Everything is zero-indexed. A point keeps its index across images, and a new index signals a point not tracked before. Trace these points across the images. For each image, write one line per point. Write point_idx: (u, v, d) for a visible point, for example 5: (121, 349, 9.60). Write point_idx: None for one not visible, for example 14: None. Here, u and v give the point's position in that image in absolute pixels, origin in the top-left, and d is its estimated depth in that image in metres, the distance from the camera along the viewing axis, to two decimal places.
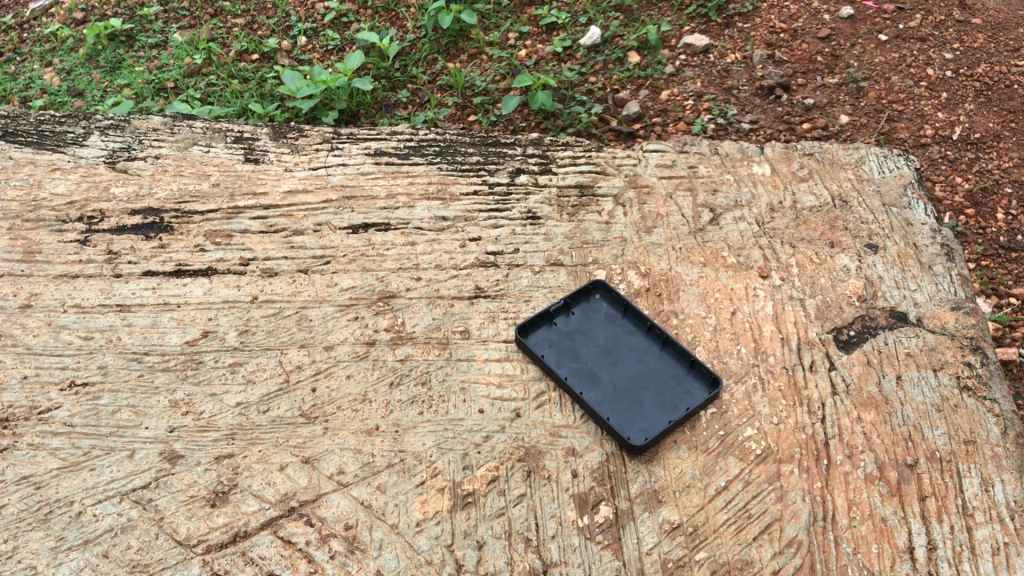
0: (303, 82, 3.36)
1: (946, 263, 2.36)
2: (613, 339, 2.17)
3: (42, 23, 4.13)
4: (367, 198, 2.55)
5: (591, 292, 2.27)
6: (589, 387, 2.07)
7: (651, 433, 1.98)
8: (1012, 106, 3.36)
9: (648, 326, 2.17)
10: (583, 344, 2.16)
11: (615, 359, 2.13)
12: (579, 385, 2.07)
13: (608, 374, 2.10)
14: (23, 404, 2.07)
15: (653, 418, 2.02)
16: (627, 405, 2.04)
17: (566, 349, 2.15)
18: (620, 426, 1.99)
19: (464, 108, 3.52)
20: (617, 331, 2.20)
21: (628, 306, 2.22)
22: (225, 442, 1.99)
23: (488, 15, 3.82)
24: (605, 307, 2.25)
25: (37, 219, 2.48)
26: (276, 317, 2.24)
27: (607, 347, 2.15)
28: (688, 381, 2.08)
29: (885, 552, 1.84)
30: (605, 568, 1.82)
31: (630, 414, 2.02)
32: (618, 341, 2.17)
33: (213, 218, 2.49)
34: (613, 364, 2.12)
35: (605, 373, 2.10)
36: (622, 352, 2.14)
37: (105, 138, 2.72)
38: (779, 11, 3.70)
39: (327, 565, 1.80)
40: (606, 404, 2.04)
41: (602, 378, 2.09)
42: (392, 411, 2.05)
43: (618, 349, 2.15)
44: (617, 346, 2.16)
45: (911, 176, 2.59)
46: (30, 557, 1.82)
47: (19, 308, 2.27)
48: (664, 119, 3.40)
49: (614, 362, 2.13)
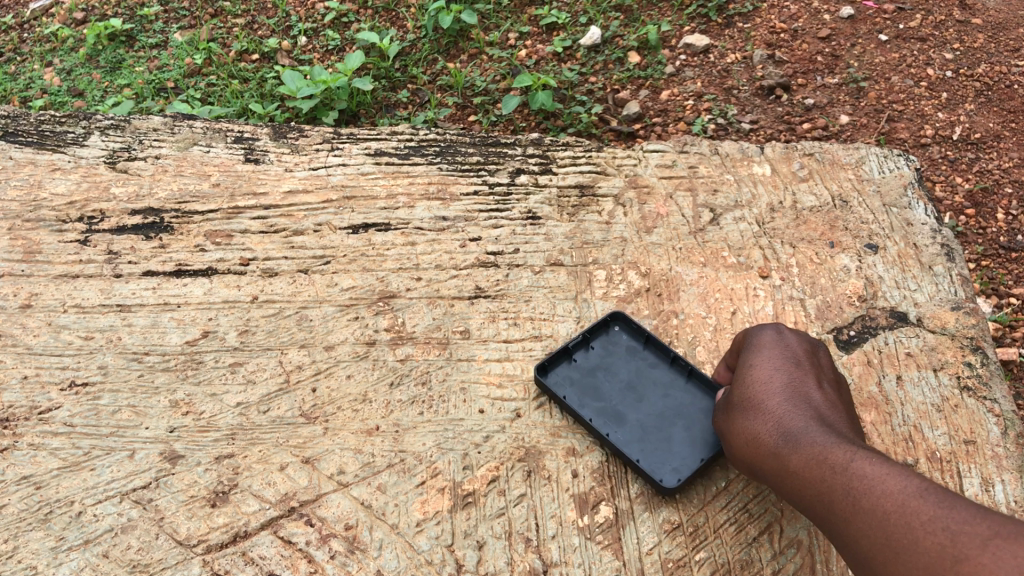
0: (303, 82, 3.37)
1: (946, 263, 2.36)
2: (636, 374, 2.07)
3: (42, 23, 4.13)
4: (367, 198, 2.55)
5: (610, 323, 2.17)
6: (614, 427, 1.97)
7: (683, 473, 1.89)
8: (1012, 106, 3.36)
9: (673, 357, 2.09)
10: (606, 380, 2.06)
11: (640, 395, 2.03)
12: (606, 425, 1.97)
13: (633, 412, 2.00)
14: (23, 404, 2.07)
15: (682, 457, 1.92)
16: (657, 442, 1.94)
17: (588, 386, 2.05)
18: (650, 469, 1.90)
19: (464, 109, 3.52)
20: (640, 362, 2.09)
21: (649, 339, 2.13)
22: (225, 442, 1.99)
23: (489, 15, 3.82)
24: (627, 339, 2.15)
25: (37, 219, 2.47)
26: (277, 317, 2.24)
27: (631, 382, 2.05)
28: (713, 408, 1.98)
29: None
30: (605, 568, 1.82)
31: (660, 454, 1.92)
32: (642, 375, 2.07)
33: (212, 218, 2.49)
34: (638, 401, 2.02)
35: (631, 412, 2.00)
36: (647, 387, 2.04)
37: (105, 138, 2.72)
38: (779, 11, 3.70)
39: (327, 565, 1.80)
40: (634, 445, 1.94)
41: (628, 417, 1.99)
42: (392, 411, 2.05)
43: (641, 383, 2.05)
44: (641, 381, 2.05)
45: (911, 176, 2.60)
46: (30, 557, 1.82)
47: (19, 308, 2.27)
48: (664, 119, 3.39)
49: (639, 398, 2.02)
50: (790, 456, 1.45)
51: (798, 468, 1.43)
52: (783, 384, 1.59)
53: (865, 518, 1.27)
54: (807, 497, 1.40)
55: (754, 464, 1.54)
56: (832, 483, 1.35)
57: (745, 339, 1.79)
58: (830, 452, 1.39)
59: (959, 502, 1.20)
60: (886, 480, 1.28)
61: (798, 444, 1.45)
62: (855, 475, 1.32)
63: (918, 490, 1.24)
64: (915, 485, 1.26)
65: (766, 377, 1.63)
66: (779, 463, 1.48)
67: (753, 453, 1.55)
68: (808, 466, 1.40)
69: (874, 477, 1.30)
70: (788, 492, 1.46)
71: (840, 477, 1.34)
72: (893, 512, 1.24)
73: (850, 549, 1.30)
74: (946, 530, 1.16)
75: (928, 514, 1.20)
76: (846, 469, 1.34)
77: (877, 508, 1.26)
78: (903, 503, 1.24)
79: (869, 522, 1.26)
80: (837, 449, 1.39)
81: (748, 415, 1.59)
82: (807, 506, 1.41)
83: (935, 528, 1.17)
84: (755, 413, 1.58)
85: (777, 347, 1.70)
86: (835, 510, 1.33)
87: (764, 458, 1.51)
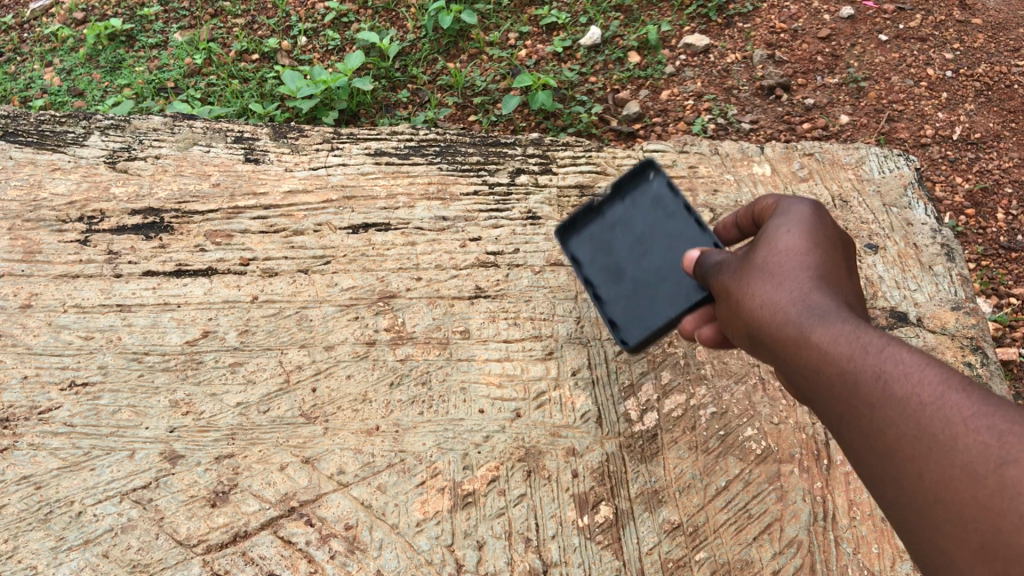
0: (303, 82, 3.38)
1: (946, 263, 2.37)
2: (653, 225, 1.87)
3: (42, 22, 4.13)
4: (367, 198, 2.54)
5: (642, 172, 1.90)
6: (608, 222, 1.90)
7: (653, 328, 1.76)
8: (1012, 106, 3.36)
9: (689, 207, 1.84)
10: (617, 231, 1.90)
11: (648, 247, 1.85)
12: (598, 277, 1.86)
13: (633, 267, 1.85)
14: (23, 404, 2.07)
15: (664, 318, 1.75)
16: (649, 304, 1.79)
17: (600, 223, 1.92)
18: (621, 325, 1.80)
19: (464, 108, 3.52)
20: (658, 215, 1.88)
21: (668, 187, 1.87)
22: (225, 442, 1.99)
23: (489, 15, 3.82)
24: (648, 188, 1.91)
25: (37, 219, 2.47)
26: (276, 317, 2.24)
27: (645, 233, 1.87)
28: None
29: (885, 552, 1.84)
30: (605, 568, 1.83)
31: (642, 310, 1.79)
32: (658, 225, 1.86)
33: (212, 218, 2.49)
34: (644, 253, 1.85)
35: (631, 265, 1.85)
36: (658, 238, 1.85)
37: (105, 138, 2.72)
38: (779, 11, 3.70)
39: (327, 565, 1.80)
40: (618, 303, 1.82)
41: (626, 272, 1.85)
42: (392, 411, 2.05)
43: (651, 240, 1.86)
44: (655, 232, 1.86)
45: (910, 176, 2.60)
46: (30, 557, 1.82)
47: (19, 308, 2.27)
48: (664, 119, 3.40)
49: (646, 249, 1.85)
50: (811, 330, 1.25)
51: (819, 344, 1.23)
52: (815, 260, 1.38)
53: (892, 405, 1.09)
54: (824, 376, 1.21)
55: (761, 333, 1.35)
56: (861, 364, 1.16)
57: (775, 208, 1.57)
58: (864, 334, 1.20)
59: (1006, 403, 1.03)
60: (925, 368, 1.10)
61: (827, 318, 1.26)
62: (891, 359, 1.13)
63: (961, 383, 1.06)
64: (958, 378, 1.07)
65: (796, 247, 1.41)
66: (794, 336, 1.28)
67: (765, 319, 1.35)
68: (834, 341, 1.21)
69: (913, 364, 1.11)
70: (797, 369, 1.27)
71: (872, 359, 1.15)
72: (930, 404, 1.05)
73: (864, 438, 1.12)
74: (992, 430, 0.98)
75: (970, 410, 1.02)
76: (882, 352, 1.15)
77: (911, 398, 1.08)
78: (942, 395, 1.05)
79: (898, 409, 1.08)
80: (872, 332, 1.20)
81: (768, 282, 1.37)
82: (818, 386, 1.22)
83: (978, 425, 1.00)
84: (777, 281, 1.37)
85: (814, 219, 1.49)
86: (857, 393, 1.15)
87: (777, 329, 1.31)
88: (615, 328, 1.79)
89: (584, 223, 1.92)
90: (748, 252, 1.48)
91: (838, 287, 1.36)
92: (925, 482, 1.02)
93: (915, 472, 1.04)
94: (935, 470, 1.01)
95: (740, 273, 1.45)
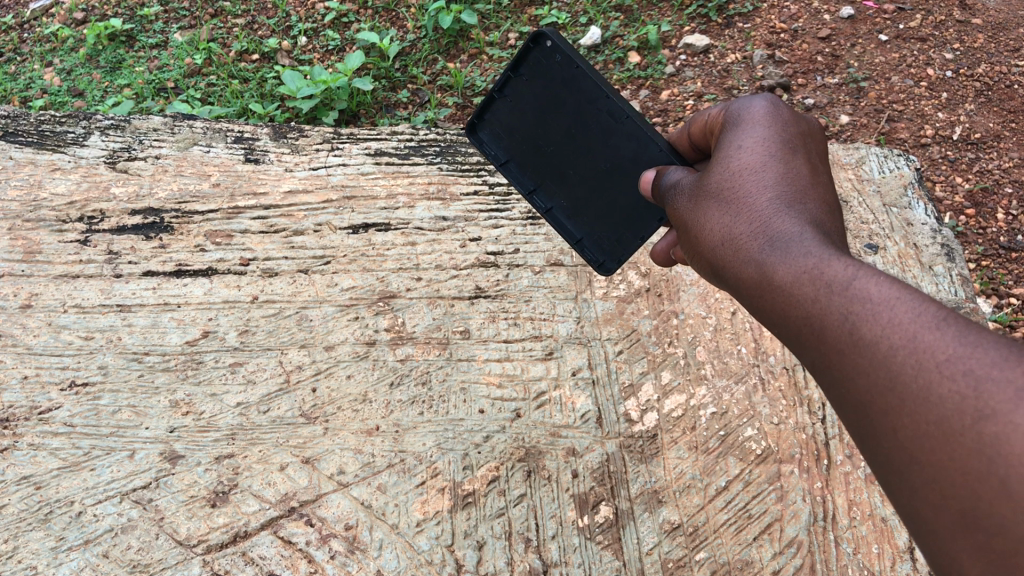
0: (303, 82, 3.38)
1: (946, 263, 2.37)
2: (576, 117, 1.84)
3: (42, 23, 4.12)
4: (367, 198, 2.54)
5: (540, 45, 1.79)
6: (535, 135, 1.91)
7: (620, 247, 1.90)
8: (1012, 106, 3.36)
9: (611, 91, 1.76)
10: (545, 128, 1.89)
11: (581, 146, 1.86)
12: (549, 191, 1.94)
13: (575, 169, 1.89)
14: (23, 404, 2.07)
15: (629, 240, 1.88)
16: (606, 220, 1.90)
17: (523, 121, 1.91)
18: (591, 246, 1.93)
19: (464, 108, 3.52)
20: (580, 103, 1.82)
21: (581, 68, 1.76)
22: (225, 442, 1.99)
23: (489, 15, 3.81)
24: (562, 65, 1.80)
25: (37, 219, 2.47)
26: (277, 317, 2.24)
27: (572, 129, 1.85)
28: (660, 156, 1.77)
29: (885, 552, 1.84)
30: (606, 568, 1.83)
31: (600, 219, 1.90)
32: (582, 117, 1.83)
33: (212, 218, 2.49)
34: (578, 154, 1.87)
35: (571, 169, 1.89)
36: (588, 133, 1.84)
37: (105, 138, 2.71)
38: (779, 11, 3.70)
39: (327, 565, 1.80)
40: (575, 216, 1.92)
41: (570, 176, 1.90)
42: (392, 411, 2.05)
43: (582, 134, 1.85)
44: (582, 128, 1.84)
45: (910, 176, 2.60)
46: (30, 557, 1.82)
47: (19, 308, 2.27)
48: (664, 118, 3.41)
49: (580, 150, 1.86)
50: (774, 270, 1.14)
51: (782, 286, 1.11)
52: (774, 177, 1.29)
53: (859, 350, 0.96)
54: (791, 321, 1.09)
55: (728, 273, 1.26)
56: (827, 305, 1.03)
57: (726, 120, 1.46)
58: (828, 268, 1.07)
59: (985, 336, 0.88)
60: (894, 302, 0.96)
61: (791, 254, 1.14)
62: (856, 296, 1.00)
63: (933, 318, 0.92)
64: (930, 310, 0.93)
65: (754, 171, 1.31)
66: (759, 277, 1.17)
67: (732, 264, 1.24)
68: (798, 282, 1.09)
69: (881, 300, 0.97)
70: (766, 315, 1.16)
71: (837, 299, 1.02)
72: (900, 349, 0.92)
73: (834, 391, 1.00)
74: (968, 376, 0.85)
75: (945, 353, 0.88)
76: (847, 288, 1.02)
77: (880, 341, 0.94)
78: (913, 337, 0.91)
79: (863, 353, 0.96)
80: (837, 264, 1.06)
81: (731, 215, 1.28)
82: (787, 333, 1.10)
83: (955, 372, 0.86)
84: (741, 214, 1.27)
85: (771, 133, 1.36)
86: (826, 341, 1.02)
87: (742, 269, 1.22)
88: (580, 246, 1.94)
89: (511, 127, 1.94)
90: (706, 186, 1.36)
91: (805, 211, 1.22)
92: (899, 441, 0.90)
93: (891, 431, 0.91)
94: (910, 425, 0.89)
95: (701, 213, 1.34)
